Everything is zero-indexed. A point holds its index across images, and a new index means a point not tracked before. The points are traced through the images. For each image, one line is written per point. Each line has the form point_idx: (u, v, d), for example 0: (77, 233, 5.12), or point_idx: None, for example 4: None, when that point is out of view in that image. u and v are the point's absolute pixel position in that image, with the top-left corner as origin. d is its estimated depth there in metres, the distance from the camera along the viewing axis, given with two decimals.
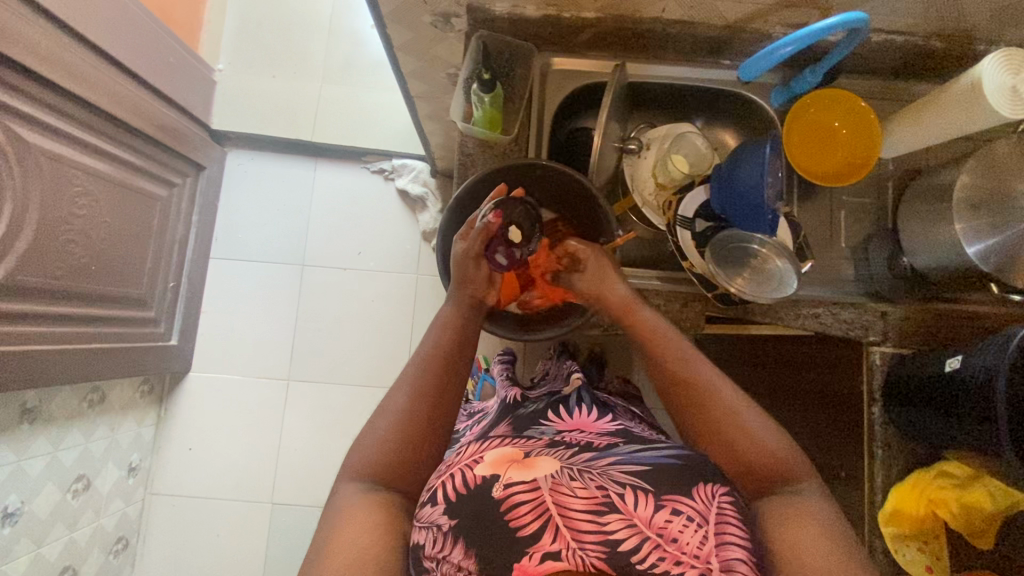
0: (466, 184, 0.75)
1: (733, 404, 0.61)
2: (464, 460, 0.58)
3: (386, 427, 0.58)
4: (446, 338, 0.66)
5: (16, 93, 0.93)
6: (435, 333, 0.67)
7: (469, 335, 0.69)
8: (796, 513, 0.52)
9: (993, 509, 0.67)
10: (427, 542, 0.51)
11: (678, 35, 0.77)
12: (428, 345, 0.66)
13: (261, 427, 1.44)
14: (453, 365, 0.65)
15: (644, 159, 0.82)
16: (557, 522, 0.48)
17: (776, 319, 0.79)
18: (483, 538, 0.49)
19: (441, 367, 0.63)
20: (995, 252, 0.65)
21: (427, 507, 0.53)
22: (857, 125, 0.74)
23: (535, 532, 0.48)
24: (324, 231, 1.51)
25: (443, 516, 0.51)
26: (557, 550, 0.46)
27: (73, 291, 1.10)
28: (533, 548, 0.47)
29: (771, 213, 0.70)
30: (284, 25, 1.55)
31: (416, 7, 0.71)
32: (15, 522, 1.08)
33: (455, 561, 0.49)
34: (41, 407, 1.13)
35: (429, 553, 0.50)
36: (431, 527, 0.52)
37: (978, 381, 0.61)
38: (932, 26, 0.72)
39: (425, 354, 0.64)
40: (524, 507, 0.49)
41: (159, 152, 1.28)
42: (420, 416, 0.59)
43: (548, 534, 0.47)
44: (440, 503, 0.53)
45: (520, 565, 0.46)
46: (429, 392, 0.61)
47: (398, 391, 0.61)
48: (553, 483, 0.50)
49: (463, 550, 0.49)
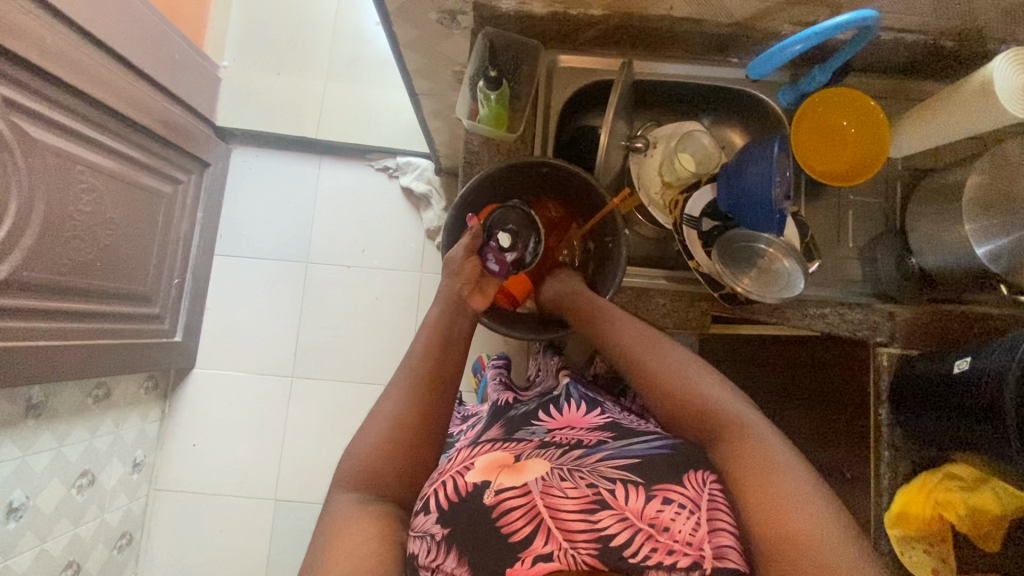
0: (473, 180, 0.74)
1: (680, 365, 0.64)
2: (456, 466, 0.58)
3: (385, 433, 0.59)
4: (437, 343, 0.68)
5: (22, 89, 0.94)
6: (423, 338, 0.68)
7: (459, 335, 0.71)
8: (749, 461, 0.52)
9: (1001, 511, 0.66)
10: (422, 552, 0.50)
11: (686, 33, 0.76)
12: (417, 353, 0.67)
13: (265, 424, 1.44)
14: (444, 372, 0.66)
15: (651, 157, 0.82)
16: (549, 525, 0.47)
17: (783, 320, 0.82)
18: (476, 546, 0.48)
19: (433, 373, 0.65)
20: (1007, 254, 0.65)
21: (421, 516, 0.53)
22: (866, 124, 0.73)
23: (526, 537, 0.47)
24: (328, 228, 1.51)
25: (437, 524, 0.51)
26: (550, 552, 0.46)
27: (78, 287, 1.10)
28: (525, 553, 0.47)
29: (778, 213, 0.70)
30: (289, 22, 1.55)
31: (422, 5, 0.70)
32: (20, 517, 1.09)
33: (448, 569, 0.49)
34: (46, 403, 1.13)
35: (424, 562, 0.50)
36: (426, 536, 0.51)
37: (987, 383, 0.60)
38: (942, 25, 0.72)
39: (416, 361, 0.66)
40: (516, 512, 0.48)
41: (164, 149, 1.28)
42: (413, 422, 0.60)
43: (539, 537, 0.47)
44: (433, 511, 0.52)
45: (513, 569, 0.46)
46: (423, 396, 0.62)
47: (392, 397, 0.62)
48: (544, 485, 0.50)
49: (456, 558, 0.49)
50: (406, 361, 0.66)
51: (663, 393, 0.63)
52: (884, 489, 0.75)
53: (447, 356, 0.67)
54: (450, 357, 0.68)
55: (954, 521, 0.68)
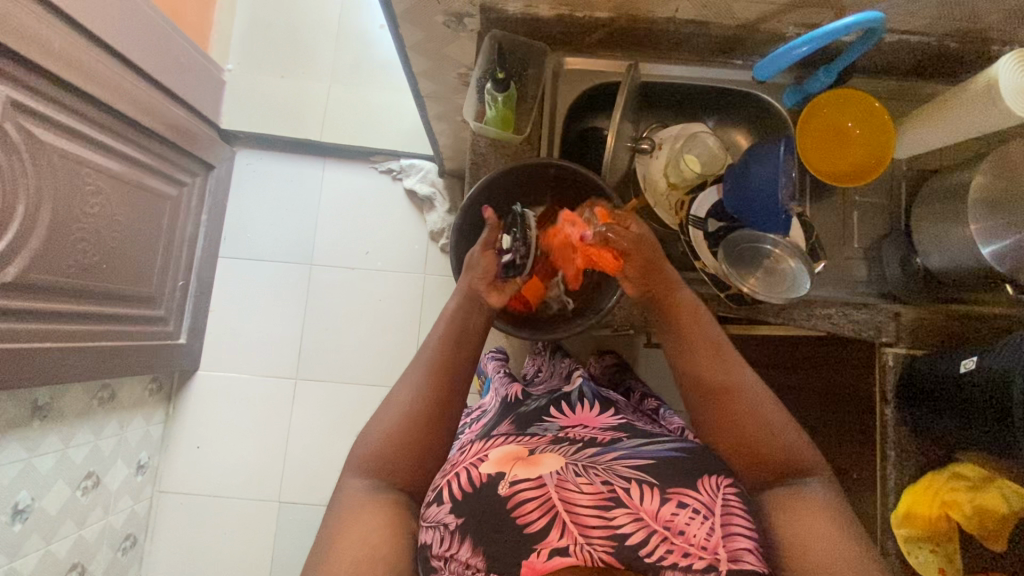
0: (488, 178, 0.75)
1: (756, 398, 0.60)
2: (469, 458, 0.58)
3: (398, 423, 0.59)
4: (451, 336, 0.66)
5: (28, 91, 0.94)
6: (439, 329, 0.67)
7: (472, 328, 0.67)
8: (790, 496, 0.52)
9: (1007, 510, 0.67)
10: (435, 542, 0.51)
11: (692, 35, 0.77)
12: (430, 349, 0.65)
13: (269, 425, 1.44)
14: (455, 367, 0.64)
15: (656, 159, 0.81)
16: (564, 518, 0.47)
17: (788, 320, 0.78)
18: (489, 535, 0.49)
19: (444, 366, 0.63)
20: (1010, 254, 0.65)
21: (433, 506, 0.54)
22: (871, 125, 0.74)
23: (542, 529, 0.47)
24: (331, 230, 1.51)
25: (450, 515, 0.52)
26: (565, 546, 0.46)
27: (84, 289, 1.10)
28: (541, 544, 0.47)
29: (784, 213, 0.72)
30: (293, 25, 1.56)
31: (429, 7, 0.71)
32: (26, 518, 1.09)
33: (462, 558, 0.49)
34: (52, 404, 1.13)
35: (437, 552, 0.51)
36: (438, 526, 0.52)
37: (992, 381, 0.61)
38: (946, 26, 0.72)
39: (430, 354, 0.64)
40: (531, 504, 0.48)
41: (169, 151, 1.29)
42: (425, 414, 0.60)
43: (554, 531, 0.47)
44: (446, 502, 0.53)
45: (528, 563, 0.46)
46: (435, 387, 0.61)
47: (406, 386, 0.62)
48: (559, 479, 0.51)
49: (470, 547, 0.49)
50: (419, 356, 0.65)
51: (732, 428, 0.59)
52: (890, 490, 0.75)
53: (462, 347, 0.65)
54: (463, 350, 0.65)
55: (961, 520, 0.69)
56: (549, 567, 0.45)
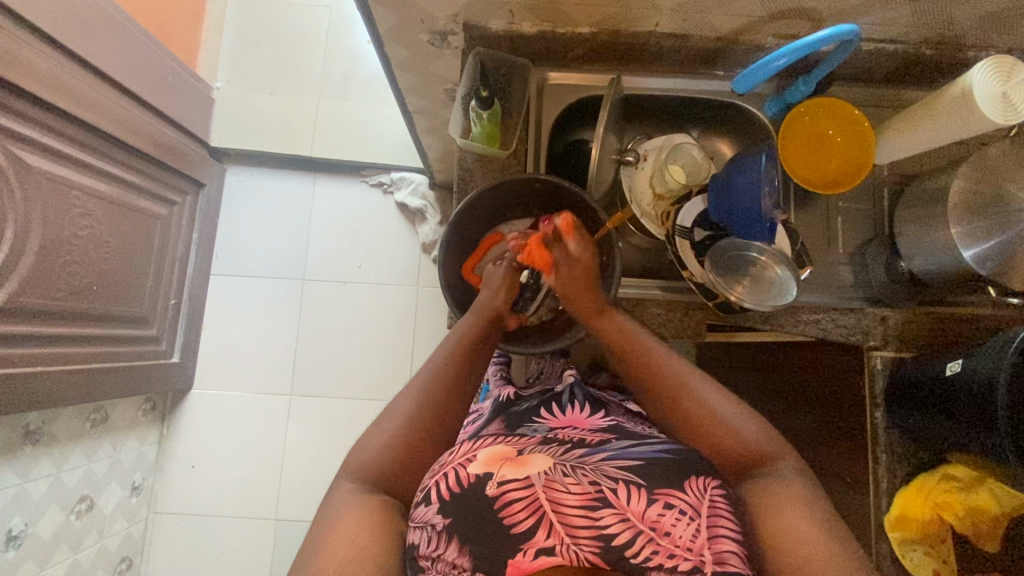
0: (484, 186, 0.74)
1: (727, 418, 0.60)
2: (457, 458, 0.56)
3: (406, 411, 0.60)
4: (458, 351, 0.67)
5: (15, 117, 0.94)
6: (446, 350, 0.67)
7: (478, 350, 0.69)
8: (779, 499, 0.53)
9: (999, 510, 0.68)
10: (423, 542, 0.50)
11: (672, 50, 0.79)
12: (436, 362, 0.65)
13: (264, 443, 1.44)
14: (455, 379, 0.64)
15: (642, 169, 0.84)
16: (551, 519, 0.47)
17: (776, 326, 0.79)
18: (479, 536, 0.48)
19: (445, 372, 0.64)
20: (992, 257, 0.66)
21: (421, 507, 0.52)
22: (849, 132, 0.75)
23: (529, 529, 0.47)
24: (323, 245, 1.52)
25: (437, 515, 0.50)
26: (551, 546, 0.47)
27: (74, 310, 1.10)
28: (527, 545, 0.47)
29: (768, 222, 0.72)
30: (281, 42, 1.57)
31: (413, 26, 0.72)
32: (19, 545, 1.08)
33: (449, 559, 0.48)
34: (43, 429, 1.12)
35: (424, 552, 0.50)
36: (426, 526, 0.51)
37: (979, 381, 0.60)
38: (918, 34, 0.74)
39: (441, 364, 0.65)
40: (518, 504, 0.48)
41: (160, 171, 1.29)
42: (427, 418, 0.60)
43: (541, 531, 0.47)
44: (434, 502, 0.51)
45: (515, 561, 0.47)
46: (432, 397, 0.62)
47: (408, 396, 0.62)
48: (547, 480, 0.50)
49: (457, 548, 0.48)
50: (427, 365, 0.65)
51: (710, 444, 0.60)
52: (883, 493, 0.75)
53: (466, 364, 0.66)
54: (469, 363, 0.67)
55: (953, 522, 0.70)
56: (536, 565, 0.46)
